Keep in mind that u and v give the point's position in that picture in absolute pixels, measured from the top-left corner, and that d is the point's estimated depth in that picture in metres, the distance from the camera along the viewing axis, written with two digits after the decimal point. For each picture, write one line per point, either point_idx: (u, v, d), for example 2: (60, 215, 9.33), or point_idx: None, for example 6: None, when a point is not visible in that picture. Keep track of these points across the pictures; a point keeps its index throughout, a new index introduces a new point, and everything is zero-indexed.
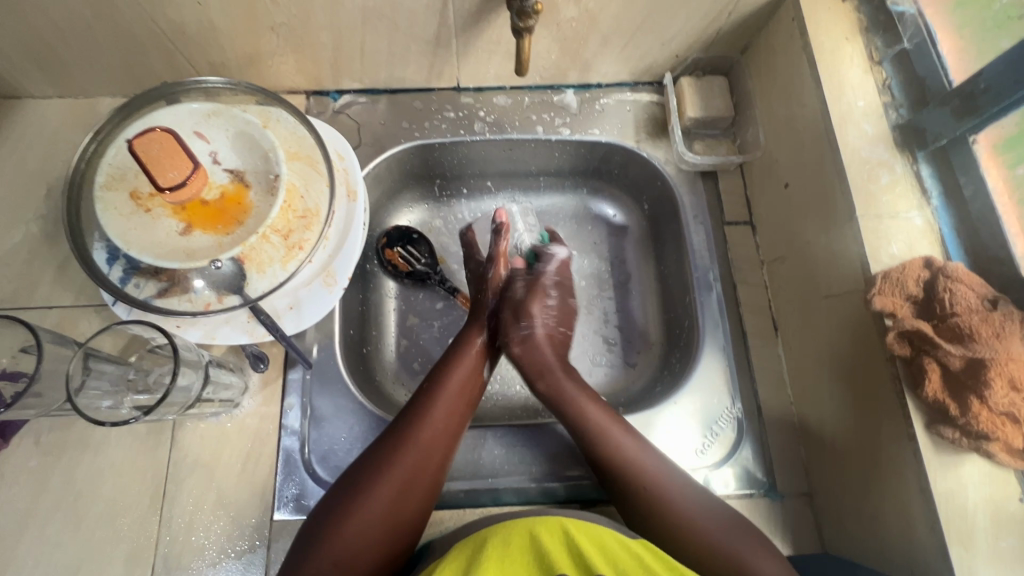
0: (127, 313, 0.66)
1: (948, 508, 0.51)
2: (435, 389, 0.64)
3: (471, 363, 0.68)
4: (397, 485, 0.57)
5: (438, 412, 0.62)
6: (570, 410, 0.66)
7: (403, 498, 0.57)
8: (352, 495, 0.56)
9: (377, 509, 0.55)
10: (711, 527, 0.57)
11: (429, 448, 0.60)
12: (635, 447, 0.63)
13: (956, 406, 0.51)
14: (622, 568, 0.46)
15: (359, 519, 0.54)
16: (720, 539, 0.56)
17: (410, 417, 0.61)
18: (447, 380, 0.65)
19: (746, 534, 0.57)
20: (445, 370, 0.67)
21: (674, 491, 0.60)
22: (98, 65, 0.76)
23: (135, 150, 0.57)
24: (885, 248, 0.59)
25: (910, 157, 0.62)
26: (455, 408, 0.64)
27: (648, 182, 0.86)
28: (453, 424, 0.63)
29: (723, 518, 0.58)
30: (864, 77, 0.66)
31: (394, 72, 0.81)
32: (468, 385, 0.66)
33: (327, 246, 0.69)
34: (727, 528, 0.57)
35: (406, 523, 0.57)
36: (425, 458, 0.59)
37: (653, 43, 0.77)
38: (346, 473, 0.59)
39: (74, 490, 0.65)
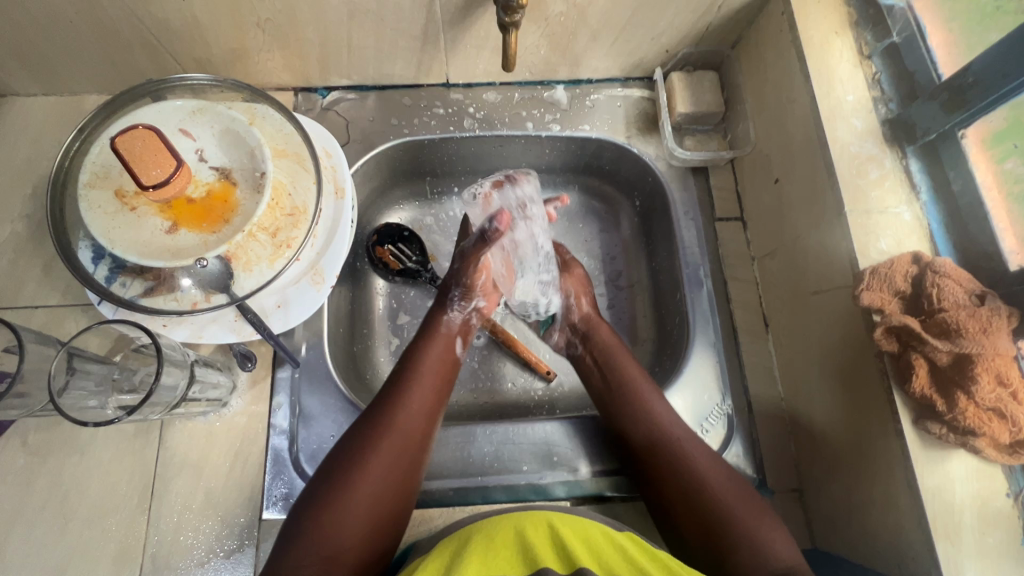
0: (113, 313, 0.65)
1: (936, 504, 0.51)
2: (409, 375, 0.64)
3: (442, 342, 0.70)
4: (378, 475, 0.56)
5: (413, 398, 0.62)
6: (615, 367, 0.70)
7: (387, 485, 0.57)
8: (332, 487, 0.55)
9: (361, 497, 0.55)
10: (721, 487, 0.58)
11: (406, 433, 0.60)
12: (661, 409, 0.66)
13: (943, 401, 0.51)
14: (606, 560, 0.47)
15: (343, 510, 0.54)
16: (727, 497, 0.57)
17: (385, 402, 0.61)
18: (419, 365, 0.66)
19: (747, 493, 0.58)
20: (417, 354, 0.67)
21: (694, 453, 0.62)
22: (82, 62, 0.75)
23: (117, 149, 0.57)
24: (873, 244, 0.58)
25: (899, 152, 0.62)
26: (430, 394, 0.64)
27: (639, 178, 0.86)
28: (429, 409, 0.63)
29: (735, 478, 0.60)
30: (854, 72, 0.65)
31: (382, 69, 0.81)
32: (440, 369, 0.67)
33: (316, 244, 0.69)
34: (732, 483, 0.59)
35: (390, 508, 0.57)
36: (403, 444, 0.59)
37: (643, 38, 0.77)
38: (324, 468, 0.57)
39: (61, 491, 0.65)
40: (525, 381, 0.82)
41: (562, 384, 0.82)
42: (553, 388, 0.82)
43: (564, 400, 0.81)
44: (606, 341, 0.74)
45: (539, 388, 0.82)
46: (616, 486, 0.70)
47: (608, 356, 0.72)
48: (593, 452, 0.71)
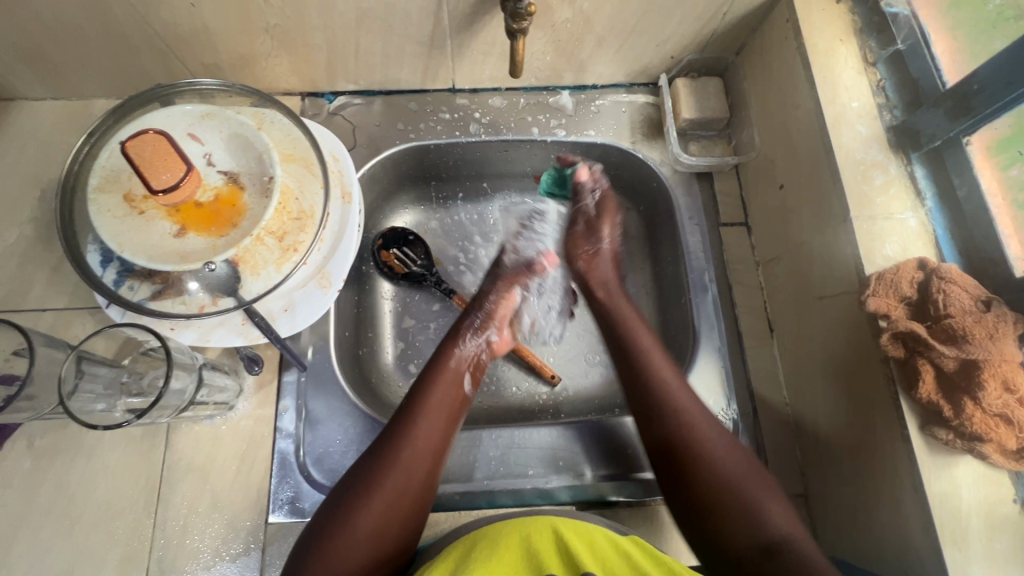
0: (121, 316, 0.65)
1: (942, 510, 0.51)
2: (416, 406, 0.62)
3: (451, 377, 0.66)
4: (379, 508, 0.55)
5: (419, 432, 0.60)
6: (619, 330, 0.67)
7: (387, 520, 0.55)
8: (338, 515, 0.54)
9: (363, 531, 0.54)
10: (729, 467, 0.55)
11: (410, 470, 0.58)
12: (686, 399, 0.60)
13: (950, 407, 0.51)
14: (611, 567, 0.47)
15: (343, 543, 0.53)
16: (736, 480, 0.54)
17: (390, 436, 0.59)
18: (427, 398, 0.63)
19: (761, 476, 0.55)
20: (425, 386, 0.64)
21: (703, 422, 0.58)
22: (91, 67, 0.76)
23: (127, 153, 0.57)
24: (879, 249, 0.59)
25: (904, 159, 0.63)
26: (437, 426, 0.62)
27: (643, 183, 0.86)
28: (437, 444, 0.61)
29: (746, 459, 0.56)
30: (858, 79, 0.66)
31: (389, 74, 0.81)
32: (449, 403, 0.64)
33: (322, 248, 0.69)
34: (749, 466, 0.55)
35: (394, 541, 0.55)
36: (406, 479, 0.57)
37: (648, 44, 0.77)
38: (331, 495, 0.57)
39: (67, 494, 0.65)
40: (530, 385, 0.82)
41: (567, 388, 0.82)
42: (558, 392, 0.82)
43: (569, 404, 0.81)
44: (624, 316, 0.69)
45: (544, 392, 0.82)
46: (620, 490, 0.70)
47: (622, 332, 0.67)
48: (596, 457, 0.71)
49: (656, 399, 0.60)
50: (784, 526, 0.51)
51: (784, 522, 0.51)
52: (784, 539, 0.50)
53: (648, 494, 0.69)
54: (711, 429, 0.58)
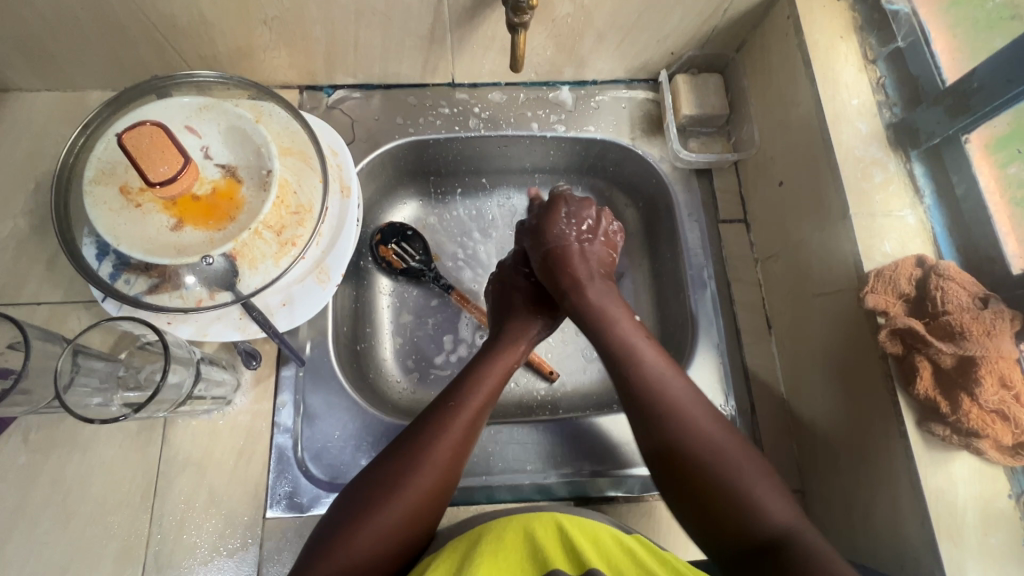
0: (117, 310, 0.65)
1: (938, 505, 0.52)
2: (463, 393, 0.61)
3: (492, 379, 0.64)
4: (422, 491, 0.54)
5: (466, 418, 0.59)
6: (601, 328, 0.66)
7: (427, 504, 0.54)
8: (376, 495, 0.53)
9: (384, 530, 0.52)
10: (728, 453, 0.54)
11: (454, 456, 0.57)
12: (678, 388, 0.59)
13: (947, 403, 0.51)
14: (616, 564, 0.47)
15: (379, 523, 0.52)
16: (733, 468, 0.53)
17: (438, 420, 0.58)
18: (476, 387, 0.62)
19: (761, 466, 0.54)
20: (473, 375, 0.64)
21: (698, 417, 0.56)
22: (87, 58, 0.75)
23: (124, 145, 0.56)
24: (877, 246, 0.59)
25: (903, 156, 0.63)
26: (479, 414, 0.61)
27: (643, 179, 0.86)
28: (477, 432, 0.60)
29: (744, 446, 0.55)
30: (858, 76, 0.66)
31: (388, 68, 0.81)
32: (495, 392, 0.63)
33: (321, 242, 0.69)
34: (748, 458, 0.54)
35: (426, 524, 0.55)
36: (448, 466, 0.57)
37: (649, 40, 0.77)
38: (366, 472, 0.56)
39: (63, 488, 0.65)
40: (528, 381, 0.82)
41: (565, 384, 0.83)
42: (556, 388, 0.82)
43: (567, 400, 0.81)
44: (603, 303, 0.67)
45: (542, 388, 0.82)
46: (618, 486, 0.70)
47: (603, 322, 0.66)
48: (595, 453, 0.71)
49: (642, 386, 0.59)
50: (784, 514, 0.50)
51: (784, 512, 0.51)
52: (784, 528, 0.50)
53: (646, 490, 0.70)
54: (710, 424, 0.56)
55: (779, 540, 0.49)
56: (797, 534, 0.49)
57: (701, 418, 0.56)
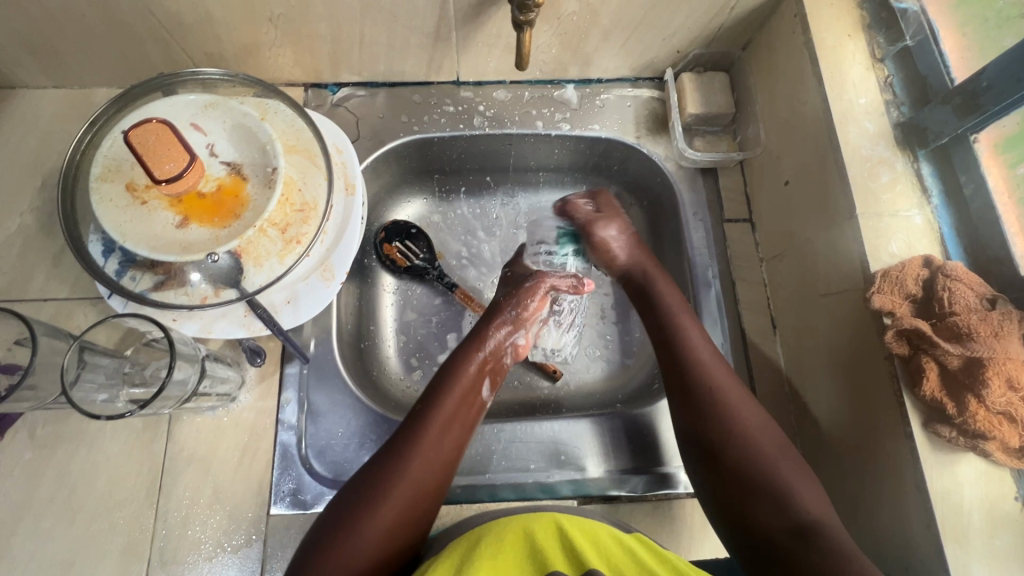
0: (123, 306, 0.65)
1: (944, 506, 0.51)
2: (430, 414, 0.60)
3: (467, 381, 0.65)
4: (392, 516, 0.54)
5: (432, 440, 0.59)
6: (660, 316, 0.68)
7: (398, 530, 0.54)
8: (344, 523, 0.53)
9: (374, 534, 0.52)
10: (766, 444, 0.57)
11: (420, 479, 0.56)
12: (723, 377, 0.62)
13: (953, 405, 0.51)
14: (616, 565, 0.47)
15: (350, 550, 0.51)
16: (769, 458, 0.56)
17: (403, 444, 0.58)
18: (441, 405, 0.61)
19: (793, 459, 0.57)
20: (438, 395, 0.63)
21: (744, 406, 0.59)
22: (93, 55, 0.75)
23: (130, 142, 0.57)
24: (884, 246, 0.59)
25: (910, 156, 0.62)
26: (450, 434, 0.60)
27: (648, 178, 0.86)
28: (449, 452, 0.60)
29: (780, 439, 0.58)
30: (866, 75, 0.65)
31: (393, 66, 0.81)
32: (463, 410, 0.63)
33: (326, 240, 0.69)
34: (782, 451, 0.57)
35: (401, 548, 0.54)
36: (418, 488, 0.56)
37: (655, 38, 0.77)
38: (336, 501, 0.55)
39: (69, 484, 0.65)
40: (531, 379, 0.82)
41: (569, 383, 0.82)
42: (559, 387, 0.82)
43: (570, 399, 0.81)
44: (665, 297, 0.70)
45: (545, 386, 0.82)
46: (622, 485, 0.70)
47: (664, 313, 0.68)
48: (598, 452, 0.71)
49: (692, 371, 0.62)
50: (815, 505, 0.53)
51: (813, 501, 0.53)
52: (815, 519, 0.52)
53: (650, 490, 0.69)
54: (753, 415, 0.59)
55: (811, 528, 0.51)
56: (827, 525, 0.51)
57: (747, 409, 0.59)
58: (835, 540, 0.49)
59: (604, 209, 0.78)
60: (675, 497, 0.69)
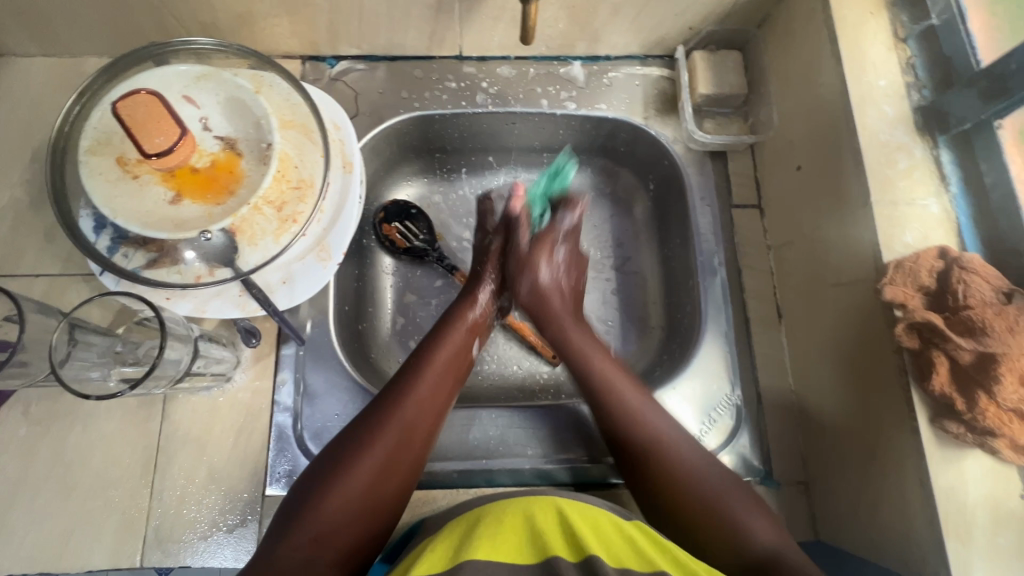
0: (115, 284, 0.63)
1: (948, 502, 0.50)
2: (420, 367, 0.63)
3: (459, 338, 0.67)
4: (380, 457, 0.56)
5: (424, 388, 0.61)
6: (579, 361, 0.66)
7: (386, 473, 0.56)
8: (338, 466, 0.55)
9: (361, 485, 0.54)
10: (701, 483, 0.57)
11: (411, 430, 0.59)
12: (656, 418, 0.61)
13: (963, 400, 0.49)
14: (613, 547, 0.47)
15: (343, 487, 0.54)
16: (709, 491, 0.56)
17: (396, 391, 0.61)
18: (433, 356, 0.64)
19: (744, 491, 0.57)
20: (430, 347, 0.66)
21: (680, 448, 0.59)
22: (83, 22, 0.72)
23: (119, 115, 0.55)
24: (898, 236, 0.57)
25: (930, 142, 0.60)
26: (440, 386, 0.63)
27: (655, 161, 0.83)
28: (440, 401, 0.62)
29: (725, 474, 0.58)
30: (888, 55, 0.62)
31: (393, 38, 0.78)
32: (453, 362, 0.65)
33: (322, 220, 0.67)
34: (728, 480, 0.57)
35: (388, 496, 0.56)
36: (409, 434, 0.58)
37: (667, 13, 0.74)
38: (330, 446, 0.58)
39: (64, 461, 0.65)
40: (531, 364, 0.81)
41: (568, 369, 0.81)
42: (559, 372, 0.81)
43: (570, 385, 0.80)
44: (582, 343, 0.68)
45: (545, 371, 0.81)
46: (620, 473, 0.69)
47: (582, 361, 0.66)
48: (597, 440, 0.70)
49: (627, 425, 0.61)
50: (769, 537, 0.53)
51: (766, 533, 0.53)
52: (769, 550, 0.52)
53: None
54: (686, 450, 0.59)
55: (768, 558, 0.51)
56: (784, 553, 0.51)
57: (678, 445, 0.60)
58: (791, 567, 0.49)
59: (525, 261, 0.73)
60: None
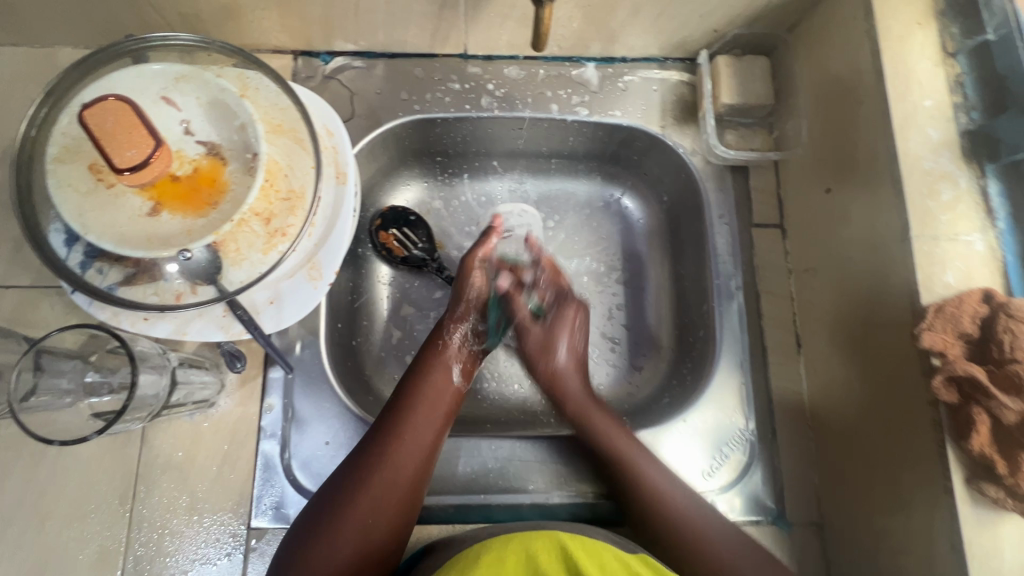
0: (88, 304, 0.58)
1: (981, 570, 0.47)
2: (405, 408, 0.59)
3: (443, 372, 0.64)
4: (366, 509, 0.53)
5: (410, 428, 0.58)
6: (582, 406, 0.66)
7: (374, 523, 0.53)
8: (321, 523, 0.52)
9: (347, 540, 0.51)
10: (705, 530, 0.57)
11: (399, 472, 0.55)
12: (640, 454, 0.62)
13: (1005, 464, 0.46)
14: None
15: (329, 544, 0.51)
16: (713, 546, 0.56)
17: (382, 438, 0.57)
18: (418, 395, 0.61)
19: (743, 544, 0.56)
20: (414, 386, 0.62)
21: (673, 496, 0.59)
22: (53, 11, 0.66)
23: (86, 124, 0.49)
24: (939, 276, 0.52)
25: (977, 170, 0.54)
26: (429, 426, 0.59)
27: (670, 172, 0.78)
28: (429, 439, 0.59)
29: (723, 526, 0.58)
30: (935, 72, 0.56)
31: (393, 35, 0.72)
32: (440, 399, 0.61)
33: (313, 234, 0.62)
34: (728, 537, 0.57)
35: (381, 544, 0.53)
36: (395, 479, 0.55)
37: (691, 14, 0.68)
38: (319, 494, 0.55)
39: (37, 488, 0.61)
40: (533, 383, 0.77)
41: None
42: None
43: None
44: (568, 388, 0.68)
45: None
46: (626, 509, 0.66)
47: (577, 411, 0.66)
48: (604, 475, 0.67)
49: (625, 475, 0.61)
50: None
51: None
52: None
53: None
54: (687, 503, 0.59)
55: None
56: None
57: (677, 497, 0.59)
58: None
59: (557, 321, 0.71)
60: None
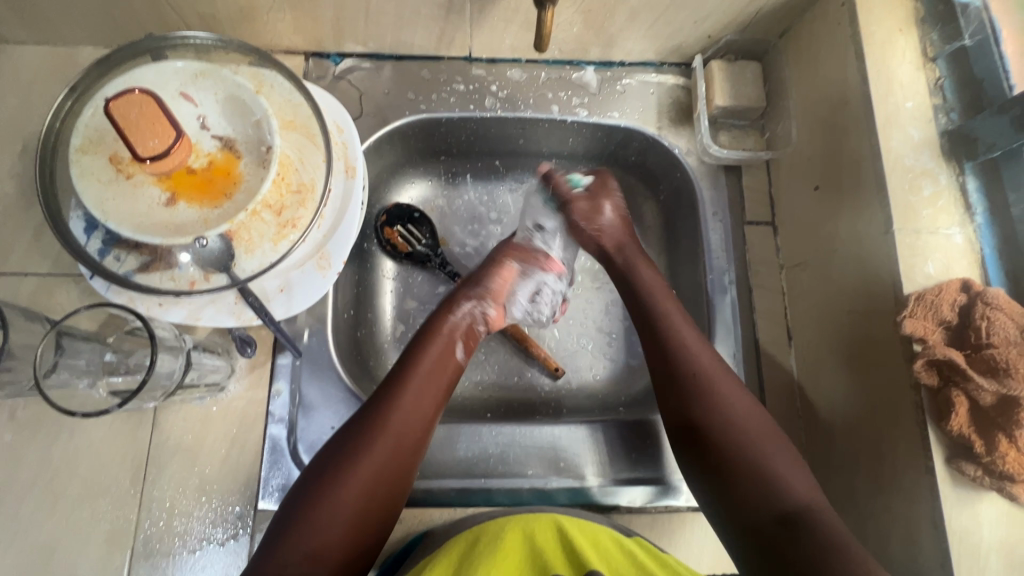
0: (106, 289, 0.61)
1: (961, 544, 0.49)
2: (405, 374, 0.60)
3: (445, 342, 0.65)
4: (368, 475, 0.53)
5: (411, 396, 0.59)
6: (636, 286, 0.67)
7: (376, 487, 0.54)
8: (321, 485, 0.52)
9: (348, 502, 0.52)
10: (749, 428, 0.55)
11: (400, 435, 0.56)
12: (693, 339, 0.61)
13: (982, 443, 0.48)
14: (614, 565, 0.46)
15: (330, 505, 0.51)
16: (749, 436, 0.55)
17: (384, 404, 0.57)
18: (418, 362, 0.62)
19: (778, 440, 0.55)
20: (414, 354, 0.63)
21: (716, 385, 0.58)
22: (77, 12, 0.69)
23: (112, 115, 0.52)
24: (920, 267, 0.55)
25: (956, 168, 0.57)
26: (429, 393, 0.60)
27: (666, 172, 0.81)
28: (430, 407, 0.60)
29: (767, 425, 0.56)
30: (915, 75, 0.60)
31: (401, 38, 0.75)
32: (439, 366, 0.62)
33: (322, 226, 0.65)
34: (759, 429, 0.55)
35: (380, 505, 0.54)
36: (401, 442, 0.56)
37: (685, 20, 0.71)
38: (316, 460, 0.55)
39: (51, 468, 0.63)
40: (532, 375, 0.79)
41: (570, 381, 0.79)
42: (560, 384, 0.79)
43: (571, 399, 0.78)
44: (657, 297, 0.65)
45: (546, 384, 0.79)
46: (620, 494, 0.68)
47: (655, 319, 0.63)
48: (600, 461, 0.69)
49: (675, 355, 0.60)
50: (801, 490, 0.52)
51: (803, 488, 0.52)
52: (802, 504, 0.51)
53: (650, 501, 0.67)
54: (730, 392, 0.58)
55: (798, 515, 0.50)
56: (817, 511, 0.50)
57: (721, 385, 0.58)
58: (821, 526, 0.48)
59: (596, 192, 0.73)
60: (674, 510, 0.67)
